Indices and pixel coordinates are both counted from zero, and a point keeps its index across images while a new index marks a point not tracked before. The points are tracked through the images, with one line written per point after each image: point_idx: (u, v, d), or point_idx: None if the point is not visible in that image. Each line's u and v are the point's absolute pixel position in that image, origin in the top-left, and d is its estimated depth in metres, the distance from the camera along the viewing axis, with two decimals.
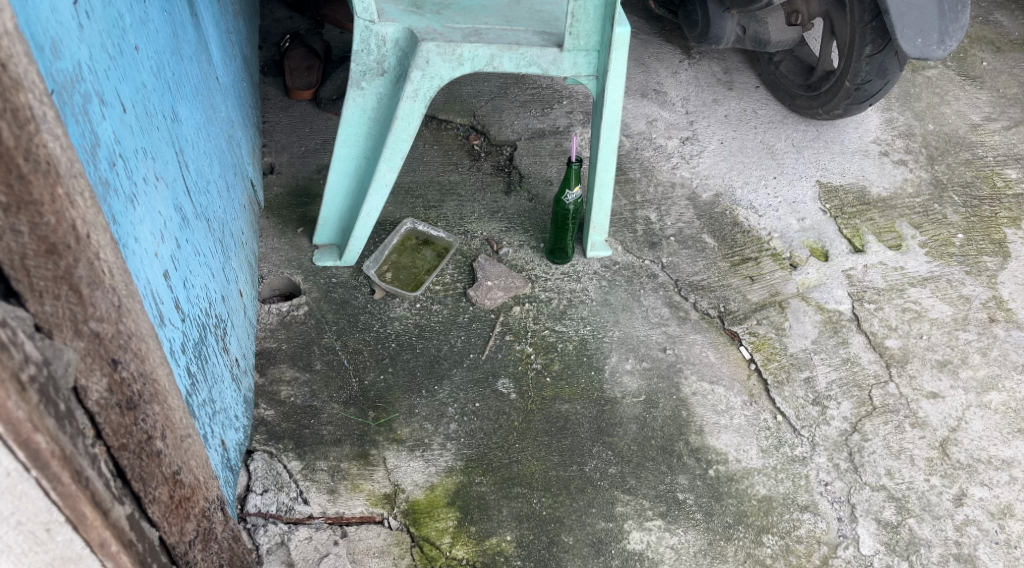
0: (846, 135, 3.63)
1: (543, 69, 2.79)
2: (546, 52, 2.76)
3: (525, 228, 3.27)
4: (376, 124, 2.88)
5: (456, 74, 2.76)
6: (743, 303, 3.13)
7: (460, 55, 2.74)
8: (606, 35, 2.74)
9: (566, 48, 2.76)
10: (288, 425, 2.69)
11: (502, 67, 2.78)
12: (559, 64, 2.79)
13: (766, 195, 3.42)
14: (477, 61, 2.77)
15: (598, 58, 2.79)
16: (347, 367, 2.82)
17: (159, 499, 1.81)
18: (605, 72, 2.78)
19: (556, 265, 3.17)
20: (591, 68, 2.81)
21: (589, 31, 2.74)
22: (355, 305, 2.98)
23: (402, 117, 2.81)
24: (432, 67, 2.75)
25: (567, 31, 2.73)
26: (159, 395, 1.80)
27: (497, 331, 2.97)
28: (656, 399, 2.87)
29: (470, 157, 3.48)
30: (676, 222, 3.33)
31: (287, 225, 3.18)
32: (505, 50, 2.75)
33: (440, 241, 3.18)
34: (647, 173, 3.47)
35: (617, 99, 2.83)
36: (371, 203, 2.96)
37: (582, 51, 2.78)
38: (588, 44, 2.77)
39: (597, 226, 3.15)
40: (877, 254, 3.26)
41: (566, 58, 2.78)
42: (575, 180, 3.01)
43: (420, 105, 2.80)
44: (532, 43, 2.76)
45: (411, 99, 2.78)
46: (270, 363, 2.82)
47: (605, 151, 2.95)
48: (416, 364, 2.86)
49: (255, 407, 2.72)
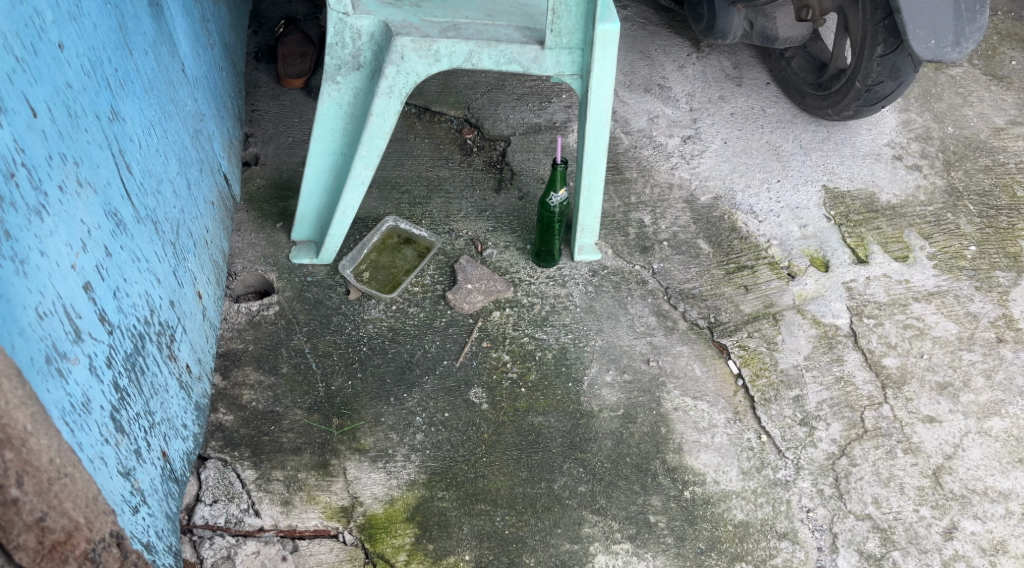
0: (860, 137, 3.45)
1: (523, 66, 2.70)
2: (528, 49, 2.68)
3: (513, 228, 3.17)
4: (353, 119, 2.81)
5: (433, 70, 2.69)
6: (735, 314, 3.01)
7: (436, 51, 2.67)
8: (590, 33, 2.65)
9: (548, 46, 2.68)
10: (246, 430, 2.59)
11: (481, 64, 2.70)
12: (540, 63, 2.70)
13: (768, 200, 3.27)
14: (455, 57, 2.69)
15: (582, 57, 2.70)
16: (315, 371, 2.74)
17: (26, 546, 1.60)
18: (589, 72, 2.69)
19: (543, 267, 3.07)
20: (575, 67, 2.72)
21: (572, 28, 2.66)
22: (329, 306, 2.90)
23: (378, 114, 2.74)
24: (407, 62, 2.67)
25: (549, 27, 2.65)
26: (14, 440, 1.61)
27: (474, 337, 2.88)
28: (634, 414, 2.76)
29: (462, 152, 3.38)
30: (671, 226, 3.21)
31: (266, 220, 3.12)
32: (484, 47, 2.67)
33: (422, 240, 3.09)
34: (644, 173, 3.34)
35: (604, 99, 2.73)
36: (348, 200, 2.89)
37: (567, 48, 2.69)
38: (572, 43, 2.68)
39: (585, 228, 3.05)
40: (881, 265, 3.10)
41: (549, 57, 2.69)
42: (561, 183, 2.91)
43: (397, 103, 2.72)
44: (513, 40, 2.68)
45: (386, 96, 2.71)
46: (234, 364, 2.71)
47: (591, 153, 2.86)
48: (387, 371, 2.77)
49: (213, 412, 2.63)
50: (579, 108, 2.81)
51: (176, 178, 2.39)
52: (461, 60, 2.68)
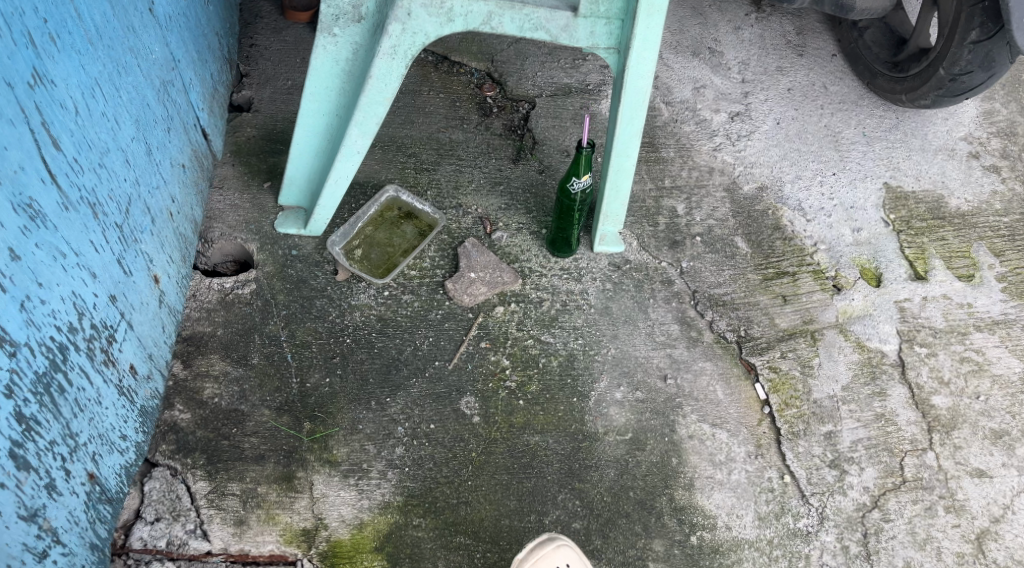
0: (933, 127, 3.03)
1: (551, 34, 2.35)
2: (558, 16, 2.33)
3: (529, 208, 2.85)
4: (351, 79, 2.48)
5: (444, 32, 2.33)
6: (768, 329, 2.68)
7: (449, 10, 2.31)
8: (632, 2, 2.29)
9: (581, 13, 2.33)
10: (203, 433, 2.32)
11: (501, 28, 2.34)
12: (571, 32, 2.34)
13: (819, 195, 2.89)
14: (471, 18, 2.33)
15: (620, 30, 2.35)
16: (290, 365, 2.45)
17: None
18: (627, 46, 2.34)
19: (557, 257, 2.75)
20: (613, 40, 2.36)
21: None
22: (313, 287, 2.61)
23: (378, 77, 2.38)
24: (415, 20, 2.31)
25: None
26: None
27: (472, 335, 2.58)
28: (644, 440, 2.46)
29: (480, 111, 3.03)
30: (707, 218, 2.86)
31: (253, 178, 2.81)
32: (506, 8, 2.32)
33: (424, 216, 2.78)
34: (682, 152, 2.96)
35: (642, 76, 2.37)
36: (342, 169, 2.56)
37: (603, 18, 2.33)
38: (608, 12, 2.33)
39: (609, 215, 2.72)
40: (942, 284, 2.73)
41: (584, 25, 2.34)
42: (585, 169, 2.56)
43: (401, 66, 2.36)
44: (541, 3, 2.32)
45: (389, 56, 2.35)
46: (198, 352, 2.43)
47: (623, 134, 2.51)
48: (370, 370, 2.48)
49: (168, 406, 2.35)
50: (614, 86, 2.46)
51: (136, 144, 2.10)
52: (479, 22, 2.32)
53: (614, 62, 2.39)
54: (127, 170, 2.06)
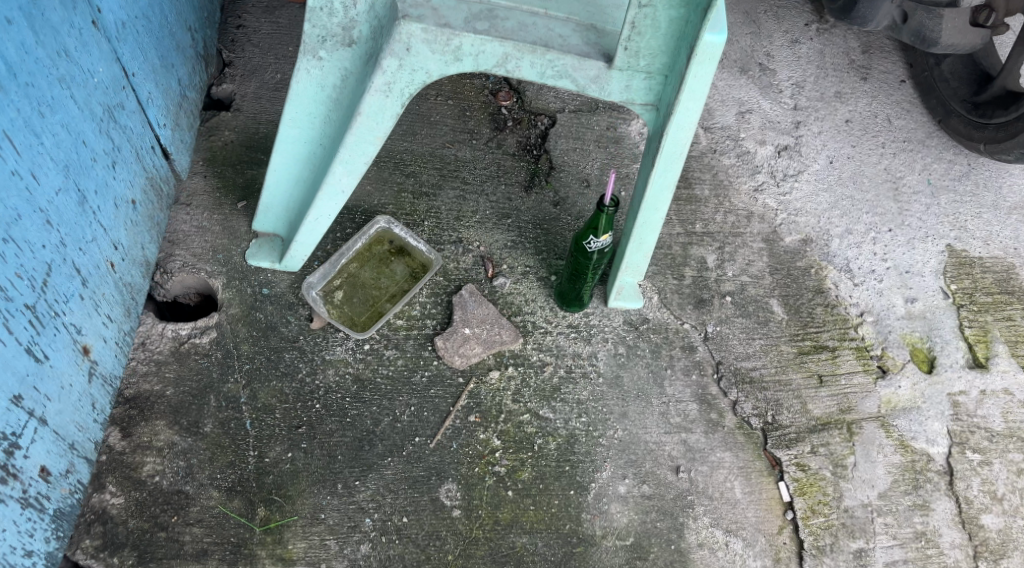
0: (1010, 178, 2.64)
1: (578, 84, 2.05)
2: (588, 65, 2.03)
3: (538, 247, 2.49)
4: (339, 108, 2.16)
5: (450, 71, 2.05)
6: (800, 416, 2.33)
7: (457, 47, 2.02)
8: (678, 54, 1.99)
9: (616, 65, 2.02)
10: (137, 523, 2.05)
11: (518, 72, 2.05)
12: (602, 83, 2.05)
13: (872, 255, 2.51)
14: (482, 59, 2.04)
15: (662, 86, 2.04)
16: (248, 433, 2.16)
17: None
18: (669, 104, 2.02)
19: (567, 312, 2.40)
20: (650, 95, 2.06)
21: (652, 49, 1.99)
22: (282, 336, 2.29)
23: (369, 114, 2.08)
24: (414, 55, 2.03)
25: (621, 44, 1.99)
26: None
27: (460, 406, 2.27)
28: (646, 548, 2.18)
29: (492, 125, 2.65)
30: (740, 273, 2.48)
31: (225, 194, 2.46)
32: (526, 51, 2.02)
33: (418, 254, 2.44)
34: (718, 191, 2.57)
35: (683, 135, 2.04)
36: (324, 207, 2.24)
37: (640, 71, 2.02)
38: (644, 66, 2.02)
39: (630, 267, 2.35)
40: (1003, 376, 2.38)
41: (619, 77, 2.03)
42: (607, 228, 2.19)
43: (399, 104, 2.08)
44: (569, 48, 2.02)
45: (382, 94, 2.06)
46: (142, 418, 2.14)
47: (654, 191, 2.15)
48: (340, 444, 2.19)
49: (100, 486, 2.07)
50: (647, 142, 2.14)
51: (65, 196, 1.86)
52: (492, 64, 2.03)
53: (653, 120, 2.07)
54: (48, 232, 1.82)
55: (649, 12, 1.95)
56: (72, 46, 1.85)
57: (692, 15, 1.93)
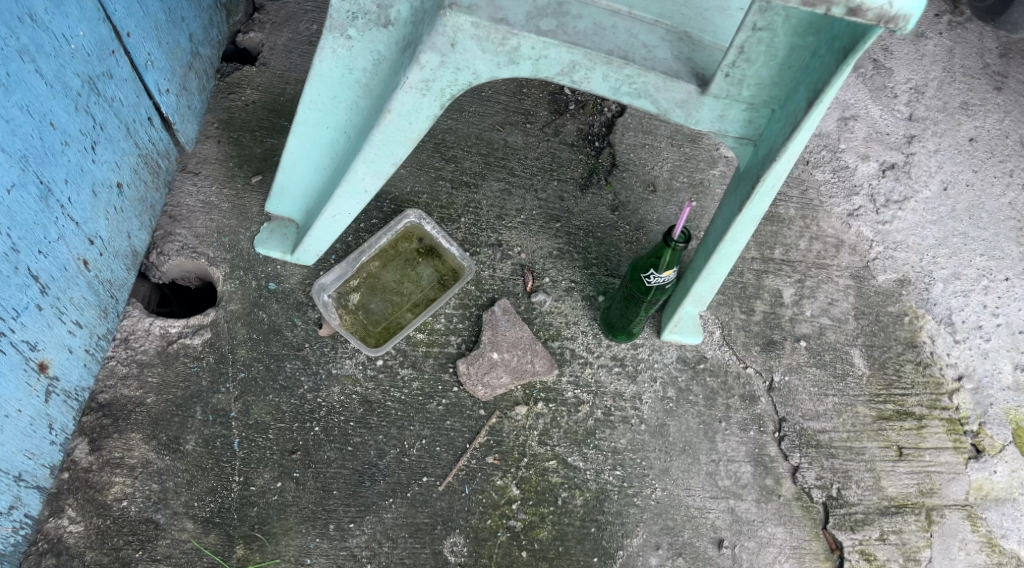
0: None
1: (659, 107, 1.74)
2: (676, 87, 1.71)
3: (587, 260, 2.17)
4: (371, 97, 1.85)
5: (501, 74, 1.73)
6: (870, 494, 2.01)
7: (513, 48, 1.70)
8: (792, 87, 1.66)
9: (712, 92, 1.70)
10: (98, 554, 1.85)
11: (587, 84, 1.73)
12: (690, 109, 1.73)
13: (981, 307, 2.14)
14: (544, 64, 1.72)
15: (765, 120, 1.72)
16: (235, 455, 1.93)
17: None
18: (773, 142, 1.70)
19: (612, 340, 2.08)
20: (748, 129, 1.74)
21: (761, 79, 1.67)
22: (286, 342, 2.04)
23: (401, 112, 1.78)
24: (460, 52, 1.71)
25: (723, 68, 1.67)
26: None
27: (478, 445, 2.00)
28: None
29: (552, 107, 2.32)
30: (821, 314, 2.12)
31: (239, 166, 2.18)
32: (599, 61, 1.70)
33: (449, 257, 2.15)
34: (806, 211, 2.19)
35: (781, 172, 1.72)
36: (342, 206, 1.95)
37: (740, 102, 1.71)
38: (744, 98, 1.70)
39: (696, 297, 1.99)
40: None
41: (712, 104, 1.72)
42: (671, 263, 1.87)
43: (437, 105, 1.77)
44: (654, 64, 1.70)
45: (418, 92, 1.75)
46: (115, 430, 1.91)
47: (736, 228, 1.82)
48: (337, 477, 1.94)
49: (61, 504, 1.86)
50: (735, 176, 1.82)
51: (21, 191, 1.68)
52: (555, 72, 1.72)
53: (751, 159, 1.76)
54: None
55: (765, 36, 1.63)
56: (41, 8, 1.65)
57: (822, 47, 1.60)
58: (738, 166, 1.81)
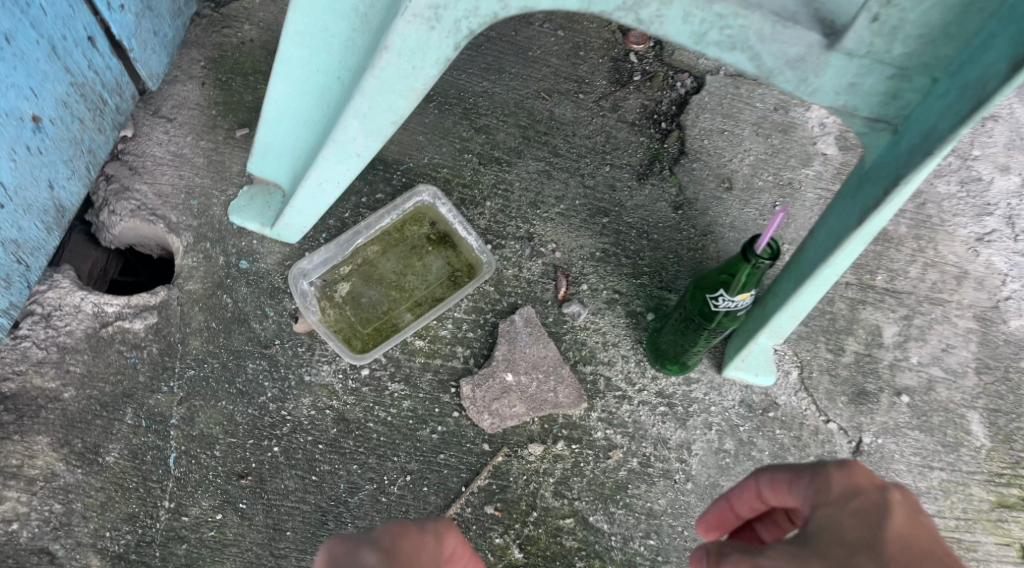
0: None
1: (760, 66, 1.32)
2: (788, 36, 1.29)
3: (637, 267, 1.74)
4: (370, 32, 1.42)
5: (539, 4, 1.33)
6: None
7: None
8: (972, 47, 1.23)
9: (849, 45, 1.27)
10: None
11: (661, 27, 1.33)
12: (808, 72, 1.31)
13: None
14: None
15: (918, 94, 1.29)
16: (168, 474, 1.57)
17: None
18: (931, 126, 1.26)
19: (659, 370, 1.65)
20: (890, 106, 1.31)
21: (926, 30, 1.24)
22: (252, 337, 1.64)
23: (404, 52, 1.36)
24: None
25: (872, 8, 1.24)
26: None
27: (476, 491, 1.61)
28: None
29: (612, 75, 1.86)
30: (932, 363, 1.66)
31: (223, 113, 1.76)
32: None
33: (466, 249, 1.74)
34: (924, 231, 1.72)
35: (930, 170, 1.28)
36: (329, 172, 1.54)
37: (888, 66, 1.28)
38: (894, 60, 1.27)
39: (777, 329, 1.55)
40: None
41: (842, 65, 1.29)
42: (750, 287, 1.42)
43: (447, 44, 1.35)
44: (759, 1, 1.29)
45: (425, 25, 1.34)
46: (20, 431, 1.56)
47: (851, 244, 1.38)
48: (295, 515, 1.57)
49: None
50: (855, 174, 1.38)
51: None
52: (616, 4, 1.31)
53: (886, 150, 1.32)
54: None
55: None
56: None
57: None
58: (863, 161, 1.37)
